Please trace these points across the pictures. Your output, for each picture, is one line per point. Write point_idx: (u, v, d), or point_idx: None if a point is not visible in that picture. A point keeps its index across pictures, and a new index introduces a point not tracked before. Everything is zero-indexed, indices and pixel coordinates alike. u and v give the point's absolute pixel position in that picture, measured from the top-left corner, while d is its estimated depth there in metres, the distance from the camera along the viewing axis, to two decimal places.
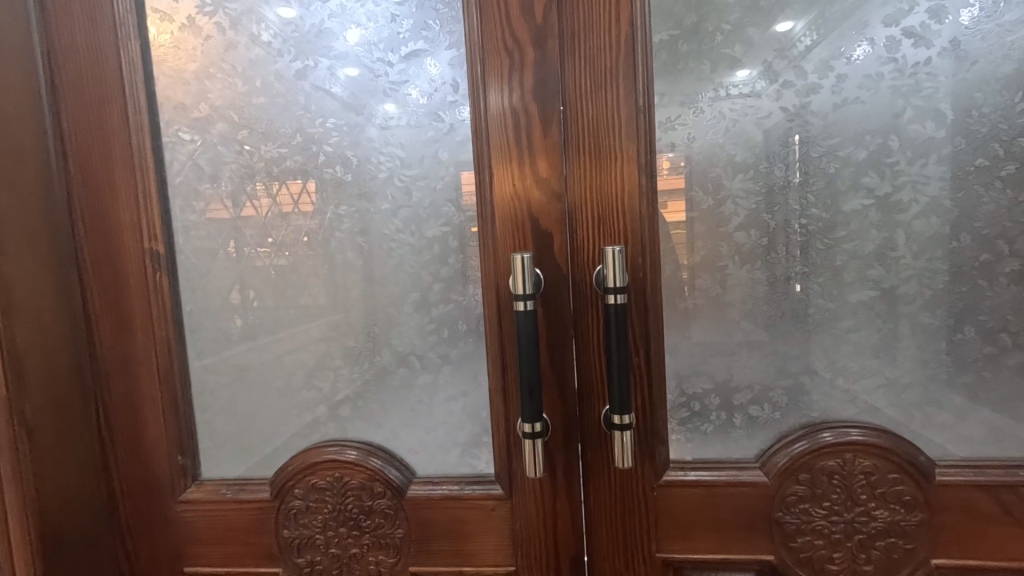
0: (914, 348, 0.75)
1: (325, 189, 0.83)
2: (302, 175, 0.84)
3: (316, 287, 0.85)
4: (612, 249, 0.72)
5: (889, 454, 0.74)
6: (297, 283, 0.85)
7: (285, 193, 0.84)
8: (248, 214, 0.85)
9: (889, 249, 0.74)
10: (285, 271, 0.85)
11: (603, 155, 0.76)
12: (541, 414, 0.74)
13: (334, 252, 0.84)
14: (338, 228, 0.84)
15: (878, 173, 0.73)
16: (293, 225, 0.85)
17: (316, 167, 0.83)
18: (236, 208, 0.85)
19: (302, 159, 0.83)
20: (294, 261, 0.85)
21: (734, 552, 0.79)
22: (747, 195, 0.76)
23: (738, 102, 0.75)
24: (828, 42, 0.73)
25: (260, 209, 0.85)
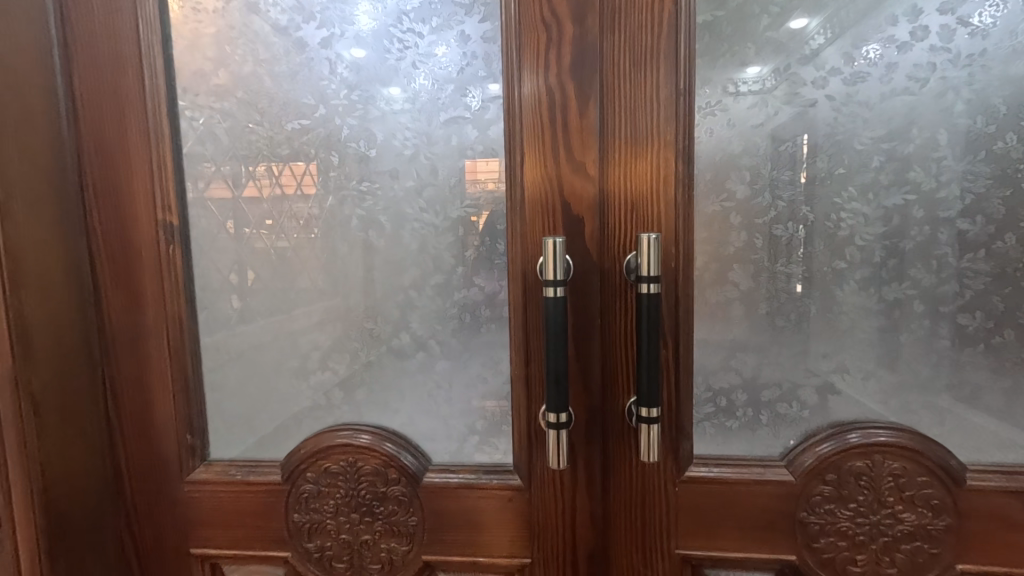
0: (949, 350, 0.73)
1: (347, 165, 0.80)
2: (324, 148, 0.80)
3: (335, 267, 0.83)
4: (648, 236, 0.69)
5: (919, 457, 0.72)
6: (314, 261, 0.83)
7: (301, 171, 0.81)
8: (263, 190, 0.82)
9: (931, 246, 0.72)
10: (303, 248, 0.83)
11: (639, 139, 0.73)
12: (567, 404, 0.72)
13: (354, 231, 0.81)
14: (359, 205, 0.81)
15: (924, 169, 0.71)
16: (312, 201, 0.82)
17: (338, 141, 0.80)
18: (252, 185, 0.82)
19: (324, 133, 0.80)
20: (312, 239, 0.82)
21: (756, 551, 0.77)
22: (788, 185, 0.74)
23: (744, 99, 0.73)
24: (840, 42, 0.71)
25: (279, 184, 0.82)
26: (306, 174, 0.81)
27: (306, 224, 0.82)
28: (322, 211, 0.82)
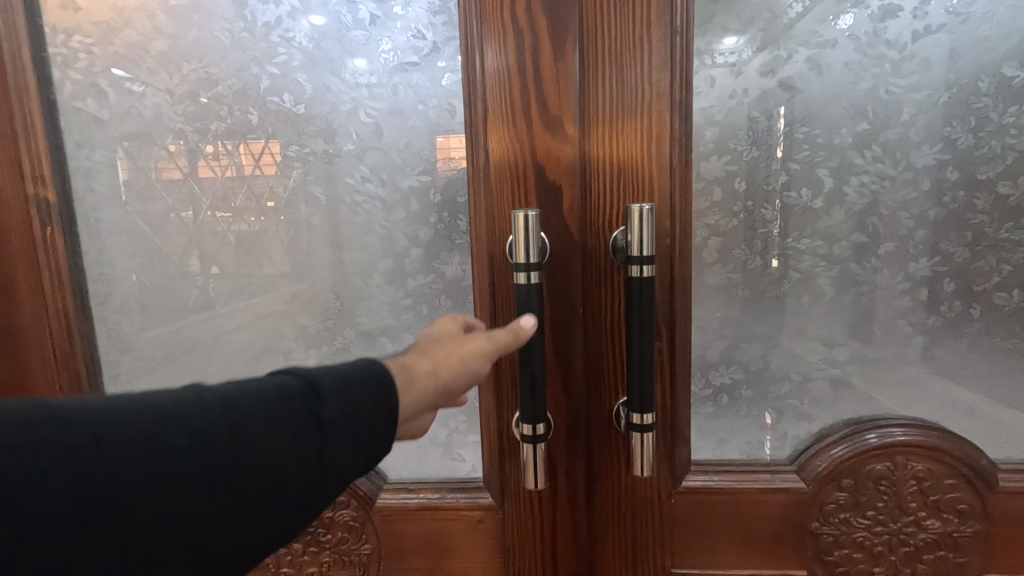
0: (982, 335, 0.63)
1: (271, 123, 0.65)
2: (239, 104, 0.65)
3: (256, 249, 0.68)
4: (639, 207, 0.57)
5: (946, 457, 0.63)
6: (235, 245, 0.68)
7: (259, 148, 0.66)
8: (216, 172, 0.66)
9: (966, 215, 0.61)
10: (245, 235, 0.68)
11: (626, 90, 0.60)
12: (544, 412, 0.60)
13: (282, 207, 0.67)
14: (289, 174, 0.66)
15: (961, 122, 0.60)
16: (230, 170, 0.66)
17: (258, 94, 0.65)
18: (205, 165, 0.66)
19: (239, 83, 0.65)
20: (257, 224, 0.67)
21: (761, 568, 0.67)
22: (803, 143, 0.62)
23: (717, 75, 0.61)
24: (820, 8, 0.60)
25: (238, 164, 0.66)
26: (264, 151, 0.66)
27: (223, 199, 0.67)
28: (243, 182, 0.67)
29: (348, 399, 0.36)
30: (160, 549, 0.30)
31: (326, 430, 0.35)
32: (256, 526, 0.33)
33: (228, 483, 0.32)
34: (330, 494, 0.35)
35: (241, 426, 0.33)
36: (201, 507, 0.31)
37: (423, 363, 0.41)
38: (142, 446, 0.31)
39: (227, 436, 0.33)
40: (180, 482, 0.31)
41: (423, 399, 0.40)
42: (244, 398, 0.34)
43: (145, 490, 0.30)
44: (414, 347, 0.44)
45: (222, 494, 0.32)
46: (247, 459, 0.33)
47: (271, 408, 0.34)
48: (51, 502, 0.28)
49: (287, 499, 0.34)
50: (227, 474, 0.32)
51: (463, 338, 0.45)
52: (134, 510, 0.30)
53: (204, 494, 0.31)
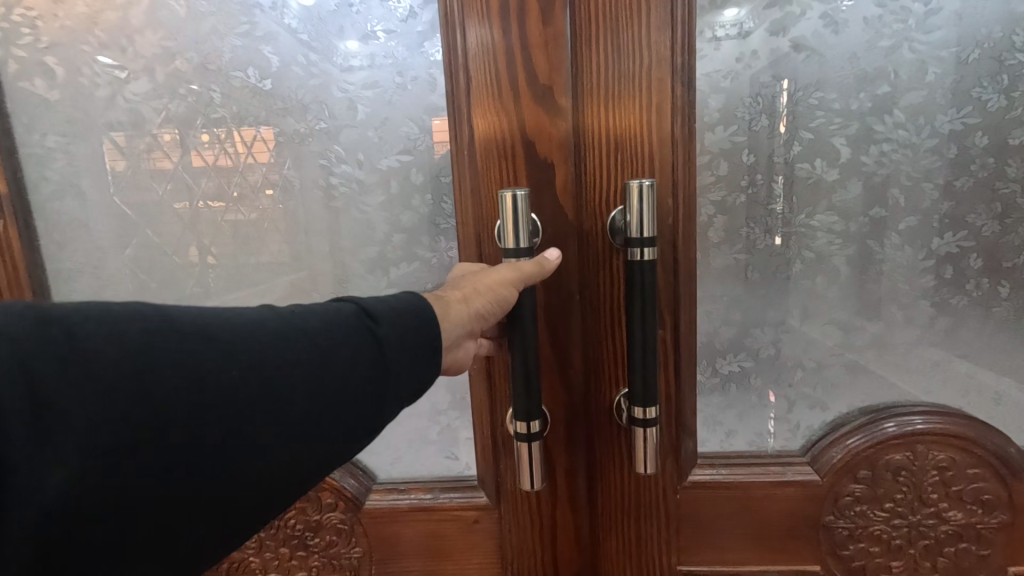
0: (1011, 315, 0.59)
1: (236, 101, 0.62)
2: (204, 80, 0.61)
3: (240, 241, 0.65)
4: (639, 184, 0.52)
5: (970, 446, 0.59)
6: (223, 236, 0.64)
7: (251, 137, 0.62)
8: (206, 162, 0.63)
9: (995, 185, 0.56)
10: (234, 229, 0.64)
11: (623, 54, 0.55)
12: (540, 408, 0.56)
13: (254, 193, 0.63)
14: (261, 157, 0.63)
15: (992, 82, 0.55)
16: (199, 154, 0.63)
17: (222, 70, 0.61)
18: (195, 155, 0.63)
19: (202, 58, 0.61)
20: (247, 217, 0.64)
21: (772, 563, 0.64)
22: (817, 110, 0.56)
23: (716, 50, 0.56)
24: None
25: (230, 154, 0.63)
26: (257, 139, 0.62)
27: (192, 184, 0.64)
28: (213, 167, 0.63)
29: (401, 323, 0.41)
30: (244, 444, 0.34)
31: (385, 350, 0.39)
32: (322, 432, 0.37)
33: (303, 389, 0.36)
34: (384, 411, 0.40)
35: (313, 341, 0.38)
36: (284, 404, 0.36)
37: (456, 293, 0.47)
38: (232, 352, 0.35)
39: (302, 349, 0.37)
40: (264, 386, 0.35)
41: (461, 321, 0.45)
42: (314, 319, 0.39)
43: (234, 390, 0.34)
44: (448, 285, 0.50)
45: (298, 399, 0.36)
46: (318, 371, 0.37)
47: (338, 329, 0.39)
48: (159, 391, 0.32)
49: (349, 410, 0.38)
50: (303, 381, 0.36)
51: (492, 271, 0.50)
52: (225, 406, 0.34)
53: (282, 398, 0.35)
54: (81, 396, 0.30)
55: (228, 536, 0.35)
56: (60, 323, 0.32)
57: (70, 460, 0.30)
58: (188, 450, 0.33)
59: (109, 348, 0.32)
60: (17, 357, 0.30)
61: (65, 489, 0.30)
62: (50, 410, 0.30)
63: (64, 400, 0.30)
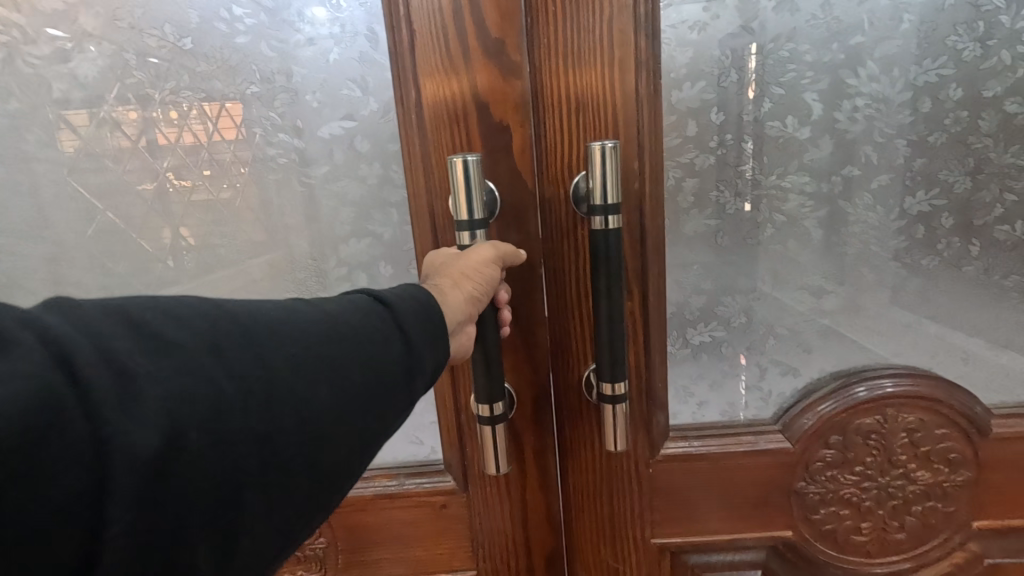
0: (980, 274, 0.58)
1: (155, 64, 0.55)
2: (115, 40, 0.55)
3: (184, 221, 0.60)
4: (601, 147, 0.49)
5: (940, 406, 0.59)
6: (187, 218, 0.59)
7: (215, 112, 0.57)
8: (166, 138, 0.57)
9: (969, 138, 0.54)
10: (202, 210, 0.59)
11: (580, 4, 0.51)
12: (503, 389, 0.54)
13: (180, 167, 0.58)
14: (187, 127, 0.57)
15: (968, 29, 0.52)
16: (116, 125, 0.57)
17: (135, 28, 0.55)
18: (153, 131, 0.57)
19: (113, 16, 0.55)
20: (215, 199, 0.59)
21: (745, 531, 0.64)
22: (788, 63, 0.53)
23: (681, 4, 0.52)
24: None
25: (193, 131, 0.57)
26: (222, 114, 0.57)
27: (114, 159, 0.58)
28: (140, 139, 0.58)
29: (417, 305, 0.41)
30: (309, 419, 0.34)
31: (413, 328, 0.40)
32: (372, 407, 0.37)
33: (353, 363, 0.37)
34: (420, 388, 0.40)
35: (347, 322, 0.38)
36: (342, 378, 0.36)
37: (447, 281, 0.46)
38: (279, 331, 0.35)
39: (343, 328, 0.37)
40: (315, 361, 0.35)
41: (460, 306, 0.45)
42: (343, 303, 0.39)
43: (292, 364, 0.34)
44: (430, 275, 0.48)
45: (350, 373, 0.36)
46: (361, 348, 0.37)
47: (369, 311, 0.39)
48: (224, 366, 0.32)
49: (392, 385, 0.38)
50: (351, 356, 0.37)
51: (475, 251, 0.49)
52: (286, 379, 0.34)
53: (335, 372, 0.36)
54: (157, 369, 0.30)
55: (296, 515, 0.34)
56: (114, 311, 0.31)
57: (158, 429, 0.28)
58: (260, 421, 0.32)
59: (171, 328, 0.32)
60: (85, 335, 0.29)
61: (154, 465, 0.28)
62: (133, 383, 0.29)
63: (139, 376, 0.29)
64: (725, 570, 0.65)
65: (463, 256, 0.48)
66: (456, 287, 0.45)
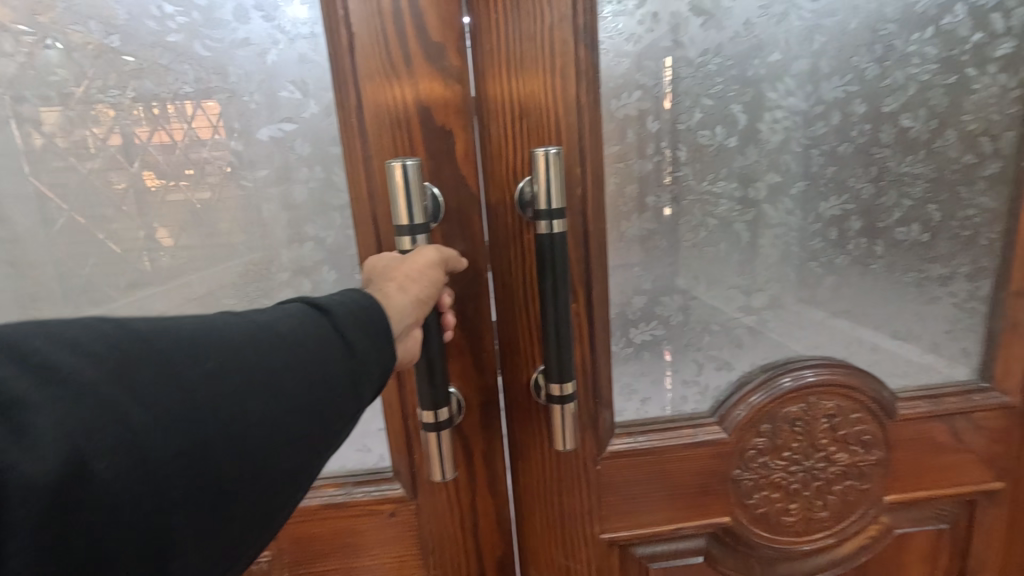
0: (885, 271, 0.64)
1: (76, 61, 0.52)
2: (31, 35, 0.51)
3: (153, 223, 0.56)
4: (544, 153, 0.50)
5: (855, 393, 0.65)
6: (155, 221, 0.56)
7: (188, 110, 0.53)
8: (138, 137, 0.54)
9: (872, 149, 0.60)
10: (177, 211, 0.56)
11: (521, 12, 0.52)
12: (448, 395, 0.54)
13: (107, 171, 0.55)
14: (112, 129, 0.54)
15: (869, 51, 0.57)
16: (38, 126, 0.53)
17: (56, 23, 0.51)
18: (118, 131, 0.54)
19: (28, 9, 0.51)
20: (191, 201, 0.56)
21: (688, 521, 0.67)
22: (716, 76, 0.56)
23: (616, 14, 0.54)
24: None
25: (166, 131, 0.54)
26: (197, 112, 0.54)
27: (65, 159, 0.54)
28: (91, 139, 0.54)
29: (356, 310, 0.40)
30: (239, 434, 0.32)
31: (354, 334, 0.39)
32: (312, 418, 0.36)
33: (287, 375, 0.35)
34: (364, 396, 0.39)
35: (278, 333, 0.36)
36: (276, 391, 0.34)
37: (391, 284, 0.45)
38: (202, 345, 0.33)
39: (275, 338, 0.36)
40: (244, 374, 0.34)
41: (406, 307, 0.44)
42: (274, 315, 0.38)
43: (217, 379, 0.32)
44: (372, 279, 0.46)
45: (283, 385, 0.35)
46: (296, 359, 0.36)
47: (302, 320, 0.38)
48: (138, 385, 0.30)
49: (333, 394, 0.37)
50: (284, 367, 0.35)
51: (417, 255, 0.48)
52: (211, 395, 0.32)
53: (268, 385, 0.34)
54: (57, 395, 0.27)
55: (231, 533, 0.33)
56: None
57: (61, 463, 0.26)
58: (182, 441, 0.30)
59: (70, 352, 0.29)
60: None
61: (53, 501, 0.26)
62: (28, 415, 0.26)
63: (33, 406, 0.26)
64: (669, 559, 0.68)
65: (403, 260, 0.47)
66: (403, 289, 0.45)
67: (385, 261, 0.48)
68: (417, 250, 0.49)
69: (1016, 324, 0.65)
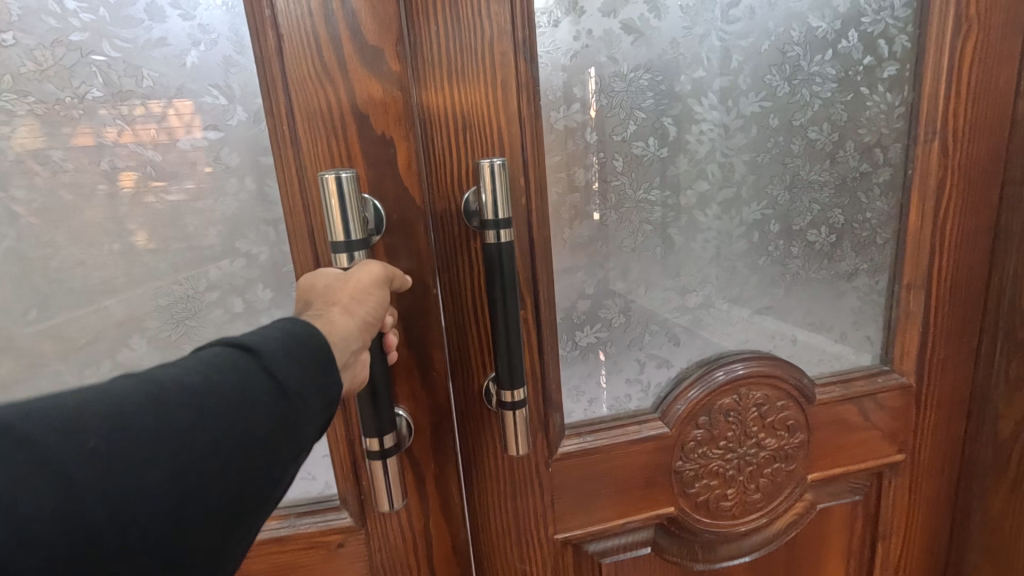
0: (802, 270, 0.70)
1: None
2: None
3: (98, 232, 0.52)
4: (490, 163, 0.51)
5: (779, 382, 0.70)
6: (104, 228, 0.52)
7: (133, 110, 0.50)
8: (83, 138, 0.50)
9: (785, 159, 0.66)
10: (125, 217, 0.52)
11: (460, 24, 0.53)
12: (393, 423, 0.53)
13: (42, 176, 0.50)
14: (43, 130, 0.49)
15: (779, 70, 0.63)
16: None
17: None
18: (56, 131, 0.49)
19: None
20: (145, 207, 0.52)
21: (636, 514, 0.70)
22: (647, 91, 0.60)
23: (555, 27, 0.56)
24: None
25: (111, 133, 0.50)
26: (148, 114, 0.50)
27: None
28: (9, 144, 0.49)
29: (284, 345, 0.38)
30: (180, 483, 0.32)
31: (289, 366, 0.37)
32: (260, 448, 0.35)
33: (219, 416, 0.34)
34: (303, 437, 0.38)
35: (200, 379, 0.34)
36: (214, 425, 0.34)
37: (336, 308, 0.44)
38: (117, 407, 0.31)
39: (207, 380, 0.35)
40: (172, 424, 0.32)
41: (349, 330, 0.43)
42: (196, 362, 0.35)
43: (144, 432, 0.31)
44: (312, 297, 0.45)
45: (218, 426, 0.34)
46: (225, 399, 0.34)
47: (225, 362, 0.36)
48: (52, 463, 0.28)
49: (279, 420, 0.36)
50: (208, 420, 0.34)
51: (364, 269, 0.47)
52: (141, 450, 0.31)
53: (192, 441, 0.33)
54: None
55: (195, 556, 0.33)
56: None
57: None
58: (122, 504, 0.30)
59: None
60: None
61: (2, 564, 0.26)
62: None
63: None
64: (620, 553, 0.71)
65: (341, 280, 0.46)
66: (349, 312, 0.44)
67: (327, 277, 0.47)
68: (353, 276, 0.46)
69: (910, 313, 0.73)
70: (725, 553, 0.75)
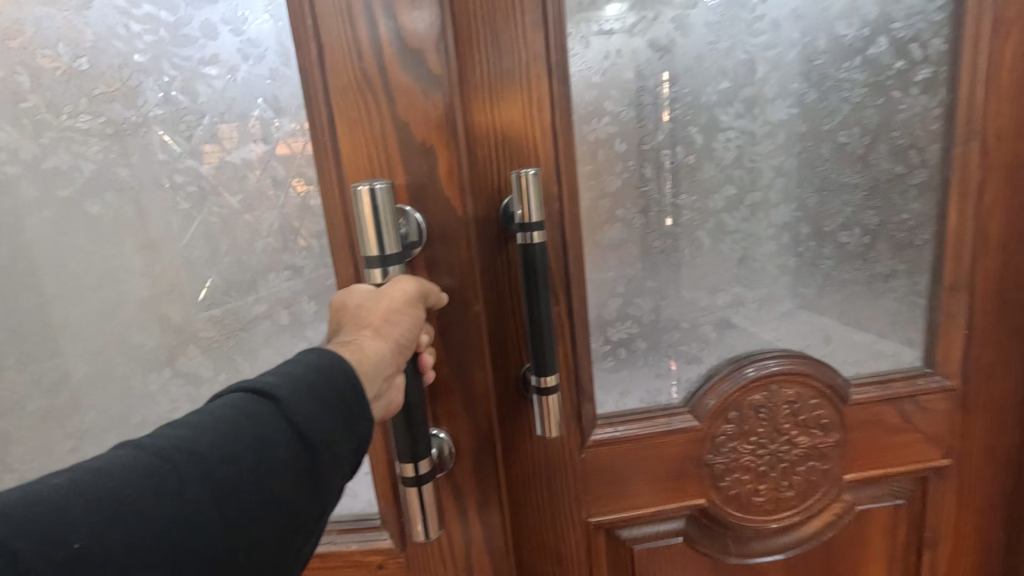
0: (833, 271, 0.71)
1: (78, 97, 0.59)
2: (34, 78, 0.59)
3: (176, 236, 0.63)
4: (526, 172, 0.57)
5: (811, 380, 0.72)
6: (178, 232, 0.63)
7: (191, 128, 0.60)
8: (154, 150, 0.60)
9: (814, 163, 0.68)
10: (193, 227, 0.63)
11: (500, 52, 0.61)
12: (425, 448, 0.58)
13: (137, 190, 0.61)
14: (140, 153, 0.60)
15: (806, 78, 0.66)
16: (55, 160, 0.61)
17: (26, 47, 0.58)
18: (137, 149, 0.60)
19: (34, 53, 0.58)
20: (208, 216, 0.62)
21: (667, 503, 0.73)
22: (675, 103, 0.64)
23: (596, 42, 0.62)
24: None
25: (168, 147, 0.60)
26: (210, 134, 0.60)
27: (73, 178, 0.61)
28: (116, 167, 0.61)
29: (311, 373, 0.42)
30: (251, 484, 0.37)
31: (329, 380, 0.42)
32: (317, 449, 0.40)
33: (278, 426, 0.39)
34: (333, 479, 0.41)
35: (252, 405, 0.39)
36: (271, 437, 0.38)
37: (366, 332, 0.49)
38: (193, 433, 0.37)
39: (260, 404, 0.40)
40: (239, 438, 0.37)
41: (384, 339, 0.50)
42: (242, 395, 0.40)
43: (217, 447, 0.37)
44: (346, 320, 0.51)
45: (278, 436, 0.39)
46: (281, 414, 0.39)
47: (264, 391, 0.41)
48: (147, 478, 0.34)
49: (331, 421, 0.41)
50: (238, 476, 0.37)
51: (396, 287, 0.54)
52: (217, 462, 0.36)
53: (225, 501, 0.36)
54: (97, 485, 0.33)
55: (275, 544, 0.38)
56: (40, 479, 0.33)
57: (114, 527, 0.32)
58: (208, 504, 0.35)
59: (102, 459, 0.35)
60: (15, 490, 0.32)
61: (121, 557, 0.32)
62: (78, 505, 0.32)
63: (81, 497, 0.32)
64: (652, 540, 0.74)
65: (375, 312, 0.51)
66: (380, 336, 0.50)
67: (362, 306, 0.52)
68: (386, 305, 0.52)
69: (952, 315, 0.72)
70: (759, 549, 0.77)
